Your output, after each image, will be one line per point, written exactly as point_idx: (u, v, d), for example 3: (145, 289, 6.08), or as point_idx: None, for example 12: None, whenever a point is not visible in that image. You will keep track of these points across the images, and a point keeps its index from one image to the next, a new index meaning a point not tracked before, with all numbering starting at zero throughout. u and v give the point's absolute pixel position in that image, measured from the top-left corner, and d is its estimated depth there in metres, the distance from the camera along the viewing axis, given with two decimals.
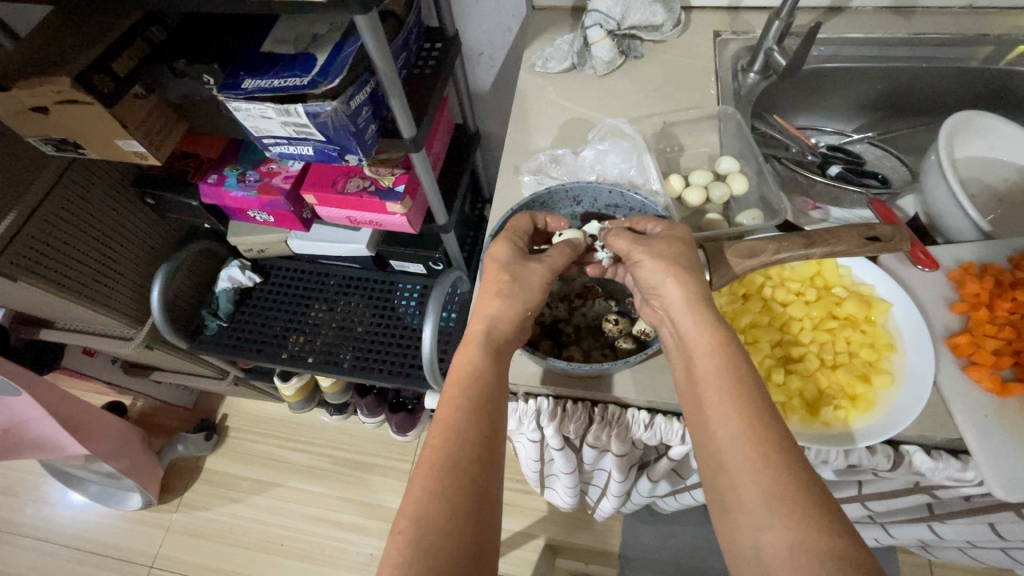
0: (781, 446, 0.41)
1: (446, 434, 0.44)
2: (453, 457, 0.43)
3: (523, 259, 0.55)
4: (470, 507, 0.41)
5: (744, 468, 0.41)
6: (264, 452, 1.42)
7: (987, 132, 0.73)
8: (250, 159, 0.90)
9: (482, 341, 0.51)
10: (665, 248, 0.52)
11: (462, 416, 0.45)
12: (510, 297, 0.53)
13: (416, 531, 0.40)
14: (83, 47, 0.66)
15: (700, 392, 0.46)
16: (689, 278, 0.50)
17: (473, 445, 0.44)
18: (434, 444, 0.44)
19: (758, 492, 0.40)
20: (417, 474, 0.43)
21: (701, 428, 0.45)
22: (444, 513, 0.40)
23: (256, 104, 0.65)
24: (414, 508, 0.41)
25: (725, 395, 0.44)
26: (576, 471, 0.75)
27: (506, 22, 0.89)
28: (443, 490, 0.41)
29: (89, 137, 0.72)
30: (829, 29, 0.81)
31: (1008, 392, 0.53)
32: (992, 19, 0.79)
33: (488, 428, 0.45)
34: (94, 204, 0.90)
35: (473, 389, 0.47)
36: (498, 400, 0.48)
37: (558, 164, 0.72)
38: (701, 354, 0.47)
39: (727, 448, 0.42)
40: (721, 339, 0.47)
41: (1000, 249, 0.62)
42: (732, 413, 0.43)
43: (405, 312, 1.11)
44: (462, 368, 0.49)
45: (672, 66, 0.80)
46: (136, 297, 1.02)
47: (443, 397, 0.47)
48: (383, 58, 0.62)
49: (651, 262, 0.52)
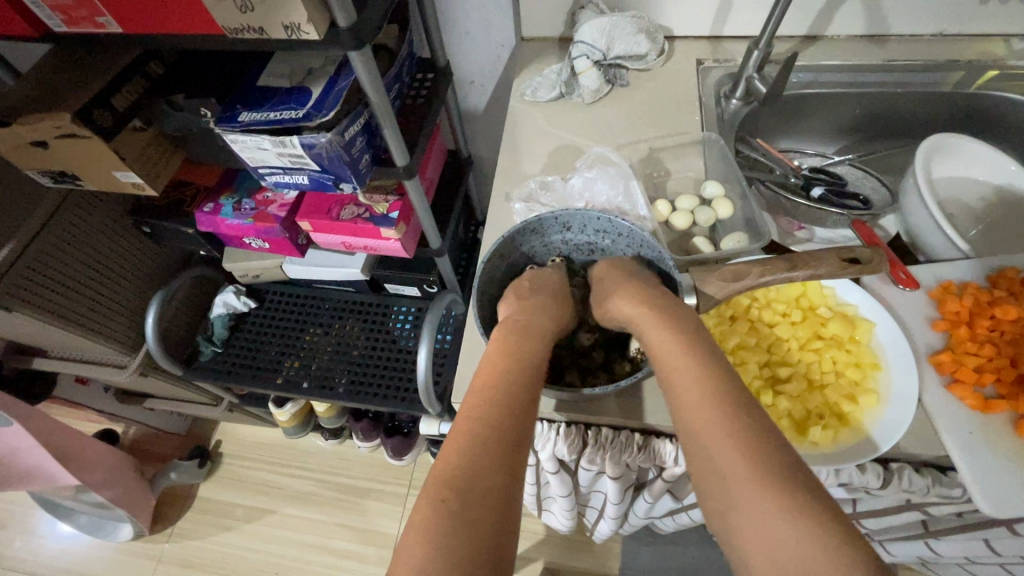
0: (774, 453, 0.40)
1: (485, 408, 0.46)
2: (486, 428, 0.44)
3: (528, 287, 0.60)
4: (505, 477, 0.42)
5: (741, 476, 0.40)
6: (259, 479, 1.40)
7: (962, 153, 0.76)
8: (246, 187, 0.92)
9: (535, 331, 0.54)
10: (610, 283, 0.58)
11: (501, 394, 0.47)
12: (529, 312, 0.56)
13: (454, 495, 0.40)
14: (83, 83, 0.68)
15: (678, 404, 0.45)
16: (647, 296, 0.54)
17: (513, 421, 0.45)
18: (471, 418, 0.45)
19: (762, 498, 0.38)
20: (451, 445, 0.44)
21: (690, 440, 0.44)
22: (477, 481, 0.41)
23: (252, 137, 0.66)
24: (445, 472, 0.42)
25: (712, 401, 0.43)
26: (572, 494, 0.75)
27: (496, 51, 0.92)
28: (476, 462, 0.42)
29: (87, 169, 0.73)
30: (806, 57, 0.84)
31: (990, 408, 0.54)
32: (961, 46, 0.82)
33: (525, 408, 0.47)
34: (91, 233, 0.91)
35: (514, 369, 0.49)
36: (529, 382, 0.49)
37: (548, 191, 0.73)
38: (681, 363, 0.47)
39: (722, 457, 0.41)
40: (695, 348, 0.48)
41: (977, 268, 0.64)
42: (720, 414, 0.43)
43: (400, 334, 1.11)
44: (502, 349, 0.51)
45: (656, 93, 0.83)
46: (129, 326, 1.02)
47: (479, 375, 0.50)
48: (376, 92, 0.65)
49: (602, 298, 0.58)
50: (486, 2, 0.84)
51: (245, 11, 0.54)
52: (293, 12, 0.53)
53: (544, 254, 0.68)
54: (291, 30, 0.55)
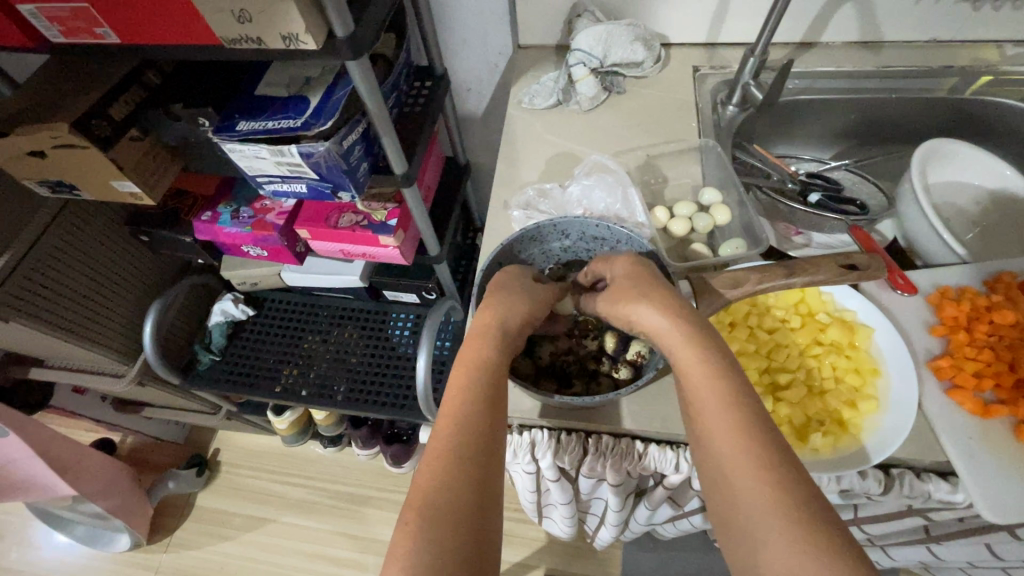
0: (780, 473, 0.39)
1: (462, 424, 0.43)
2: (464, 446, 0.42)
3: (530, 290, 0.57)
4: (482, 499, 0.40)
5: (752, 501, 0.38)
6: (257, 487, 1.39)
7: (956, 157, 0.76)
8: (244, 196, 0.92)
9: (502, 338, 0.51)
10: (625, 283, 0.54)
11: (479, 409, 0.45)
12: (513, 315, 0.53)
13: (432, 521, 0.38)
14: (81, 94, 0.68)
15: (700, 420, 0.43)
16: (656, 299, 0.50)
17: (489, 438, 0.44)
18: (448, 434, 0.43)
19: (770, 521, 0.37)
20: (428, 465, 0.42)
21: (711, 460, 0.42)
22: (454, 505, 0.39)
23: (250, 146, 0.66)
24: (421, 498, 0.39)
25: (721, 420, 0.42)
26: (572, 501, 0.75)
27: (493, 59, 0.93)
28: (452, 484, 0.40)
29: (84, 178, 0.73)
30: (802, 64, 0.84)
31: (990, 414, 0.54)
32: (955, 52, 0.83)
33: (495, 424, 0.45)
34: (90, 243, 0.91)
35: (489, 382, 0.47)
36: (498, 397, 0.47)
37: (546, 198, 0.73)
38: (695, 376, 0.44)
39: (736, 480, 0.39)
40: (713, 357, 0.45)
41: (975, 272, 0.64)
42: (722, 433, 0.41)
43: (399, 341, 1.11)
44: (475, 359, 0.49)
45: (653, 100, 0.83)
46: (125, 335, 1.01)
47: (453, 387, 0.47)
48: (375, 102, 0.65)
49: (616, 297, 0.54)
50: (483, 11, 0.85)
51: (243, 22, 0.55)
52: (291, 22, 0.54)
53: (545, 258, 0.68)
54: (289, 40, 0.56)
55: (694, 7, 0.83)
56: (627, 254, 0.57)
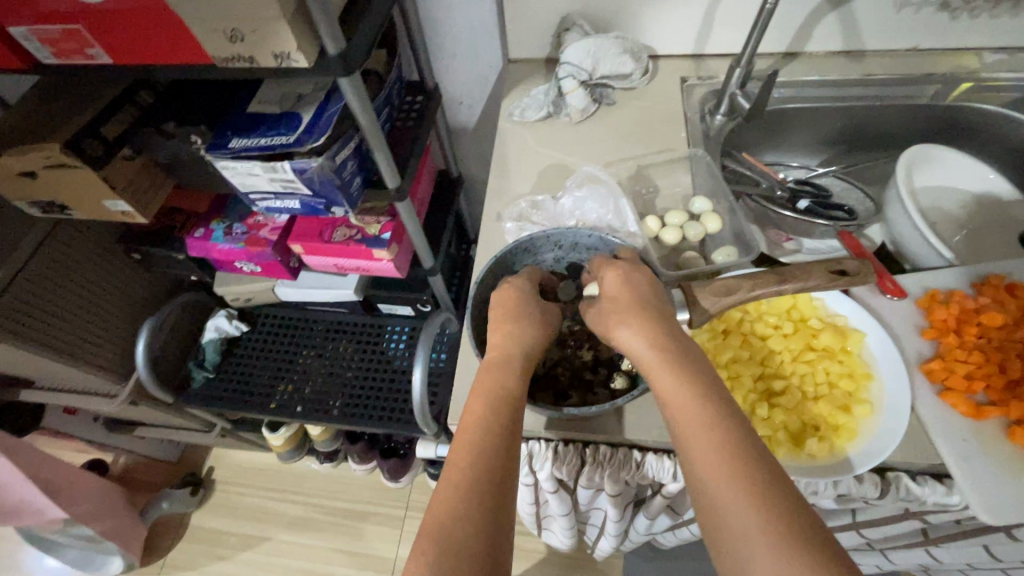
0: (787, 504, 0.38)
1: (471, 453, 0.43)
2: (479, 476, 0.42)
3: (518, 293, 0.57)
4: (491, 532, 0.40)
5: (751, 527, 0.37)
6: (253, 505, 1.37)
7: (939, 163, 0.77)
8: (237, 212, 0.92)
9: (514, 366, 0.51)
10: (609, 298, 0.53)
11: (489, 438, 0.44)
12: (508, 341, 0.53)
13: (440, 551, 0.38)
14: (73, 114, 0.68)
15: (686, 440, 0.42)
16: (640, 318, 0.50)
17: (500, 470, 0.43)
18: (457, 464, 0.43)
19: (766, 546, 0.36)
20: (439, 493, 0.42)
21: (695, 481, 0.41)
22: (468, 535, 0.39)
23: (243, 163, 0.67)
24: (434, 525, 0.39)
25: (707, 442, 0.41)
26: (571, 512, 0.75)
27: (484, 73, 0.94)
28: (465, 513, 0.40)
29: (76, 198, 0.73)
30: (788, 73, 0.86)
31: (983, 415, 0.54)
32: (936, 60, 0.84)
33: (507, 456, 0.44)
34: (82, 262, 0.91)
35: (499, 411, 0.47)
36: (514, 427, 0.46)
37: (538, 210, 0.74)
38: (679, 397, 0.44)
39: (728, 503, 0.38)
40: (689, 376, 0.45)
41: (962, 275, 0.65)
42: (723, 460, 0.40)
43: (395, 354, 1.11)
44: (489, 388, 0.49)
45: (643, 111, 0.84)
46: (119, 355, 1.00)
47: (466, 417, 0.47)
48: (367, 117, 0.66)
49: (601, 315, 0.53)
50: (474, 26, 0.86)
51: (235, 41, 0.55)
52: (283, 41, 0.54)
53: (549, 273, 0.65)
54: (281, 58, 0.56)
55: (681, 19, 0.84)
56: (615, 267, 0.55)
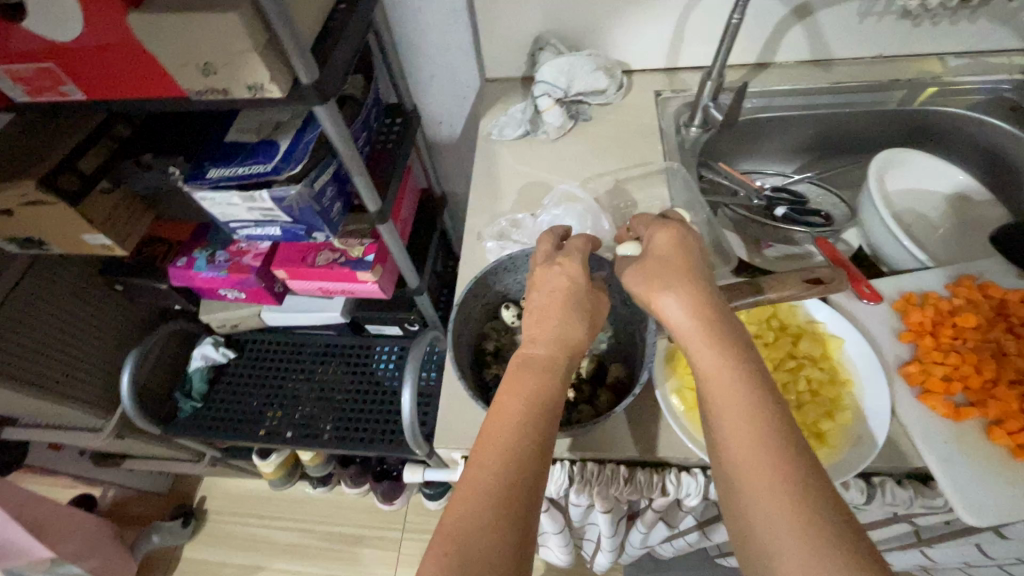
0: (824, 511, 0.36)
1: (501, 455, 0.40)
2: (509, 482, 0.39)
3: (553, 269, 0.53)
4: (515, 545, 0.37)
5: (779, 524, 0.36)
6: (247, 534, 1.35)
7: (909, 166, 0.79)
8: (220, 239, 0.91)
9: (547, 361, 0.46)
10: (657, 261, 0.50)
11: (521, 442, 0.41)
12: (557, 337, 0.48)
13: (461, 557, 0.35)
14: (48, 150, 0.68)
15: (718, 425, 0.42)
16: (686, 288, 0.47)
17: (530, 478, 0.40)
18: (485, 464, 0.40)
19: (797, 541, 0.35)
20: (459, 491, 0.39)
21: (727, 467, 0.40)
22: (493, 543, 0.36)
23: (221, 193, 0.67)
24: (458, 527, 0.37)
25: (745, 433, 0.40)
26: (565, 529, 0.74)
27: (462, 93, 0.95)
28: (491, 518, 0.37)
29: (54, 233, 0.73)
30: (759, 83, 0.87)
31: (962, 416, 0.55)
32: (901, 66, 0.86)
33: (539, 459, 0.41)
34: (62, 295, 0.90)
35: (536, 411, 0.43)
36: (549, 427, 0.42)
37: (518, 228, 0.74)
38: (716, 375, 0.43)
39: (758, 495, 0.38)
40: (733, 353, 0.43)
41: (936, 277, 0.66)
42: (759, 459, 0.39)
43: (384, 375, 1.10)
44: (521, 385, 0.45)
45: (619, 125, 0.85)
46: (103, 388, 0.99)
47: (497, 410, 0.43)
48: (344, 143, 0.66)
49: (644, 275, 0.50)
50: (450, 47, 0.87)
51: (208, 75, 0.55)
52: (255, 73, 0.54)
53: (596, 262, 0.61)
54: (254, 89, 0.56)
55: (652, 34, 0.86)
56: (668, 230, 0.52)
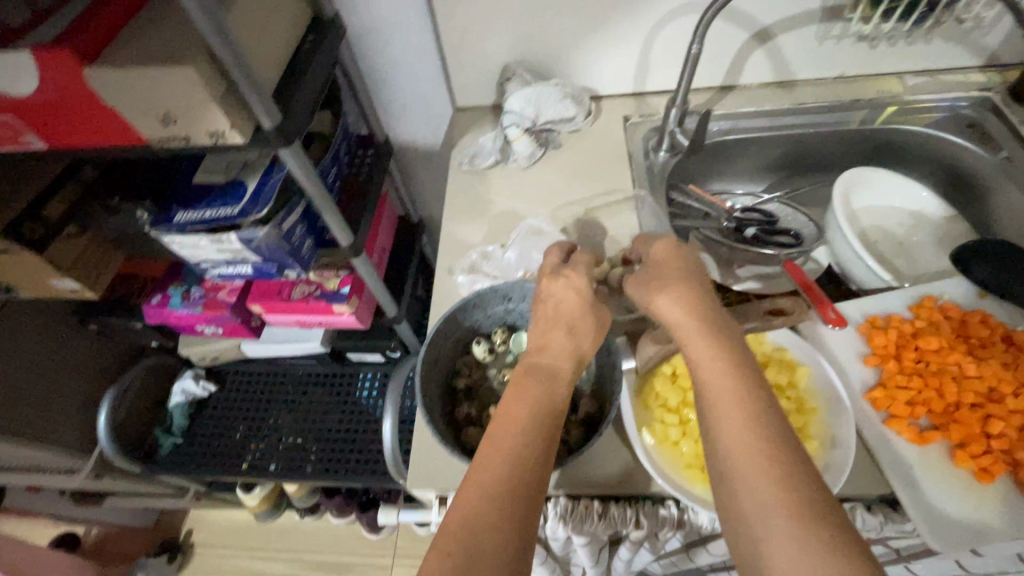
0: (812, 493, 0.36)
1: (505, 457, 0.40)
2: (512, 483, 0.39)
3: (559, 282, 0.54)
4: (518, 548, 0.36)
5: (770, 506, 0.36)
6: (234, 567, 1.33)
7: (871, 184, 0.81)
8: (195, 275, 0.91)
9: (550, 371, 0.47)
10: (655, 267, 0.53)
11: (525, 445, 0.41)
12: (562, 349, 0.49)
13: (464, 555, 0.35)
14: (10, 197, 0.67)
15: (710, 413, 0.42)
16: (683, 287, 0.49)
17: (535, 479, 0.40)
18: (490, 466, 0.40)
19: (789, 522, 0.35)
20: (463, 493, 0.39)
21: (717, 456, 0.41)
22: (496, 542, 0.36)
23: (190, 236, 0.67)
24: (461, 524, 0.37)
25: (737, 418, 0.40)
26: (547, 560, 0.74)
27: (434, 121, 0.95)
28: (494, 516, 0.37)
29: (20, 279, 0.72)
30: (724, 107, 0.89)
31: (927, 441, 0.56)
32: (861, 86, 0.88)
33: (544, 459, 0.41)
34: (32, 338, 0.89)
35: (541, 417, 0.43)
36: (553, 432, 0.43)
37: (489, 260, 0.75)
38: (709, 365, 0.44)
39: (748, 480, 0.38)
40: (724, 343, 0.45)
41: (897, 298, 0.67)
42: (750, 444, 0.39)
43: (367, 403, 1.09)
44: (524, 392, 0.45)
45: (589, 151, 0.86)
46: (77, 429, 0.97)
47: (502, 414, 0.44)
48: (311, 183, 0.66)
49: (645, 280, 0.52)
50: (419, 78, 0.87)
51: (168, 123, 0.55)
52: (215, 120, 0.54)
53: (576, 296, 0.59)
54: (215, 136, 0.56)
55: (617, 61, 0.87)
56: (667, 239, 0.55)
